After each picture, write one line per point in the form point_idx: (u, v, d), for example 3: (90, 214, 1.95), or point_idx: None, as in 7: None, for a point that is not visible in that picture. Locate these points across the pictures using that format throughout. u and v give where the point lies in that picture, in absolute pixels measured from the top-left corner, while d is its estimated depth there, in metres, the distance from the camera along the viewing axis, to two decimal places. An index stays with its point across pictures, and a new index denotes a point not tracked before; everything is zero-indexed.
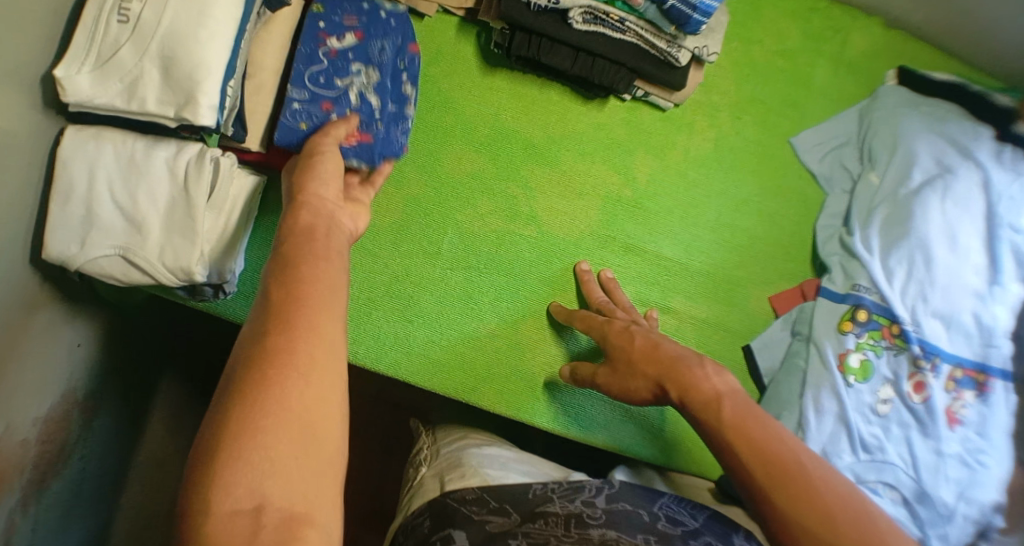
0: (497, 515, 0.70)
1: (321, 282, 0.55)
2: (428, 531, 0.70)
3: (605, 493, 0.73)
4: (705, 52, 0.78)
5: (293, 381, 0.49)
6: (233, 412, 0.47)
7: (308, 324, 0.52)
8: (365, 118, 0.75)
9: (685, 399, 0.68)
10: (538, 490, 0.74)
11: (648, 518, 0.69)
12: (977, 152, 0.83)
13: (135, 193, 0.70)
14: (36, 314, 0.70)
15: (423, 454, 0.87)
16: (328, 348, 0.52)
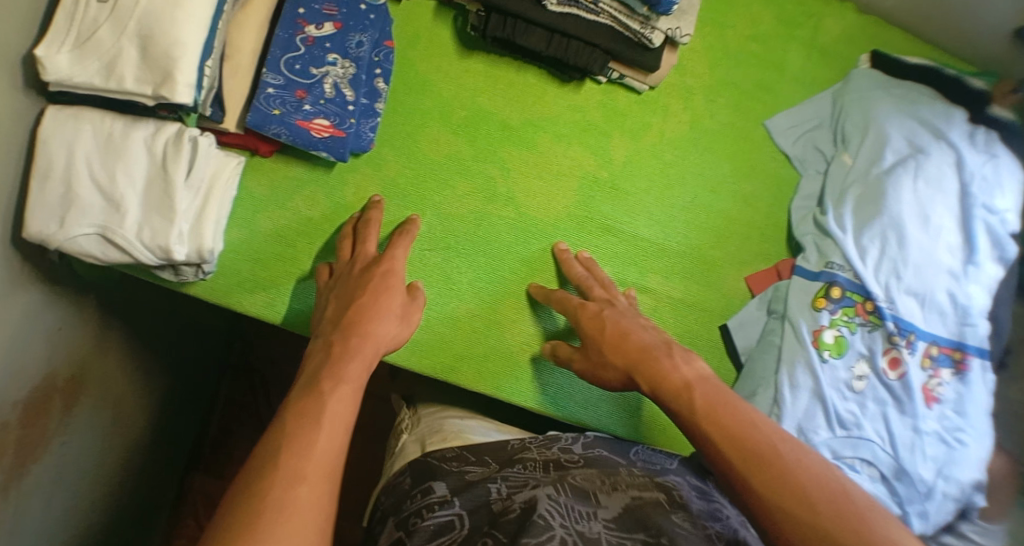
0: (476, 466, 0.71)
1: (342, 404, 0.62)
2: (409, 487, 0.69)
3: (582, 442, 0.75)
4: (677, 34, 0.79)
5: (300, 484, 0.55)
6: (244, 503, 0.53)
7: (319, 426, 0.59)
8: (337, 111, 0.77)
9: (657, 391, 0.67)
10: (515, 444, 0.75)
11: (625, 465, 0.71)
12: (948, 133, 0.84)
13: (113, 173, 0.75)
14: (14, 295, 0.80)
15: (404, 422, 0.85)
16: (330, 467, 0.57)
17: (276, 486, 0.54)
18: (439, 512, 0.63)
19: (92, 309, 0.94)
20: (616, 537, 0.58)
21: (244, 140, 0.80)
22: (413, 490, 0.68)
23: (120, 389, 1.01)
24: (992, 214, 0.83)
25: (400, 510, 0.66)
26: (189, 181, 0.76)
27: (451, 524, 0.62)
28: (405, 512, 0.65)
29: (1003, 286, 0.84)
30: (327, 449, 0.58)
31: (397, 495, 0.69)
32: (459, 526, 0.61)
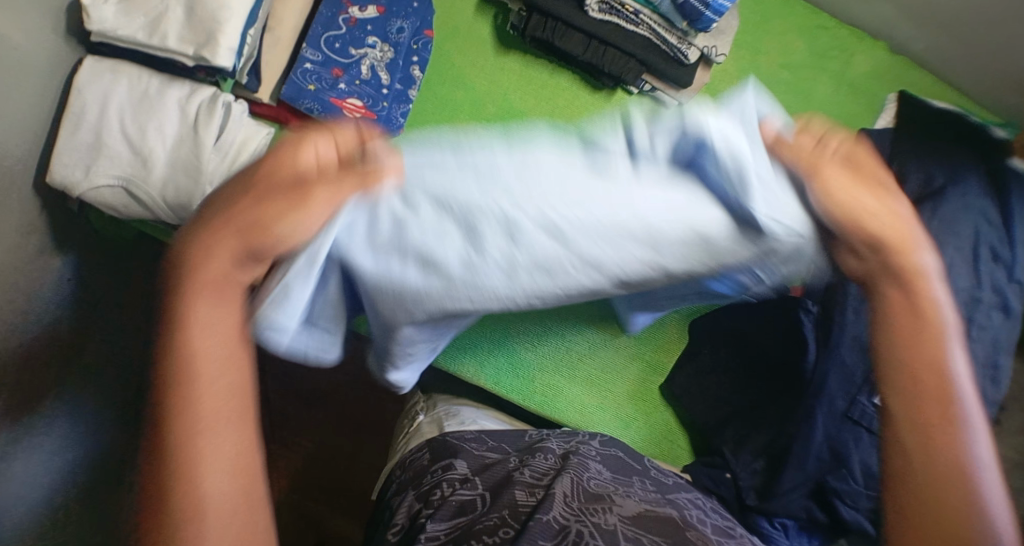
0: (495, 452, 0.74)
1: (217, 333, 0.47)
2: (428, 461, 0.74)
3: (599, 439, 0.79)
4: (713, 53, 0.81)
5: (206, 418, 0.46)
6: (155, 469, 0.45)
7: (202, 363, 0.46)
8: (371, 93, 0.79)
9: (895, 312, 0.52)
10: (532, 435, 0.80)
11: (639, 467, 0.74)
12: (966, 178, 0.85)
13: (144, 129, 0.76)
14: (31, 238, 0.81)
15: (420, 405, 0.92)
16: (236, 412, 0.47)
17: (193, 450, 0.45)
18: (461, 490, 0.66)
19: (104, 263, 0.94)
20: (632, 531, 0.59)
21: (275, 112, 0.81)
22: (433, 466, 0.72)
23: (118, 350, 1.01)
24: (998, 264, 0.84)
25: (421, 485, 0.70)
26: (218, 145, 0.76)
27: (473, 503, 0.64)
28: (425, 486, 0.69)
29: (1008, 339, 0.84)
30: (224, 388, 0.47)
31: (417, 469, 0.74)
32: (478, 506, 0.63)
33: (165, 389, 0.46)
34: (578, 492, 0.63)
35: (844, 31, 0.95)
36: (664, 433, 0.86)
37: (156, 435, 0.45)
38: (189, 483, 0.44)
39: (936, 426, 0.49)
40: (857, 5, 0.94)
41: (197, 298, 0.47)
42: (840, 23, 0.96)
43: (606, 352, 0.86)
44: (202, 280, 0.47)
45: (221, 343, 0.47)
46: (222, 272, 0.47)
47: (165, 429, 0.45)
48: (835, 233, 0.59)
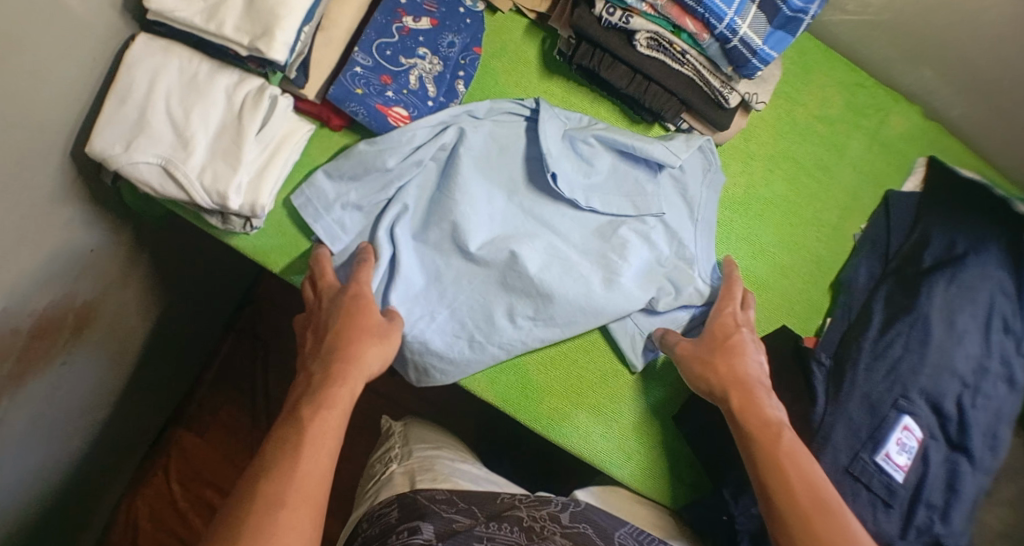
0: (462, 515, 0.75)
1: (326, 432, 0.66)
2: (395, 519, 0.75)
3: (569, 510, 0.79)
4: (754, 100, 0.82)
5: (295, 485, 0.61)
6: (246, 515, 0.58)
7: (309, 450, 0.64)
8: (417, 103, 0.80)
9: (744, 414, 0.74)
10: (505, 500, 0.81)
11: (605, 545, 0.74)
12: (987, 249, 0.86)
13: (188, 111, 0.77)
14: (62, 204, 0.82)
15: (395, 451, 0.95)
16: (314, 490, 0.62)
17: (276, 518, 0.59)
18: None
19: (128, 236, 0.95)
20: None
21: (318, 109, 0.83)
22: (398, 526, 0.72)
23: (129, 324, 1.02)
24: (1008, 335, 0.86)
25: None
26: (259, 137, 0.78)
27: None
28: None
29: (1011, 410, 0.85)
30: (318, 471, 0.63)
31: (383, 527, 0.75)
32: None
33: (275, 464, 0.63)
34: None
35: (882, 91, 0.96)
36: (664, 470, 0.86)
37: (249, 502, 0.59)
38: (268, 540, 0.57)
39: (820, 516, 0.66)
40: (898, 66, 0.96)
41: (320, 403, 0.68)
42: (879, 82, 0.97)
43: (613, 385, 0.86)
44: (327, 407, 0.68)
45: (324, 437, 0.66)
46: (342, 403, 0.69)
47: (261, 491, 0.60)
48: (737, 340, 0.79)
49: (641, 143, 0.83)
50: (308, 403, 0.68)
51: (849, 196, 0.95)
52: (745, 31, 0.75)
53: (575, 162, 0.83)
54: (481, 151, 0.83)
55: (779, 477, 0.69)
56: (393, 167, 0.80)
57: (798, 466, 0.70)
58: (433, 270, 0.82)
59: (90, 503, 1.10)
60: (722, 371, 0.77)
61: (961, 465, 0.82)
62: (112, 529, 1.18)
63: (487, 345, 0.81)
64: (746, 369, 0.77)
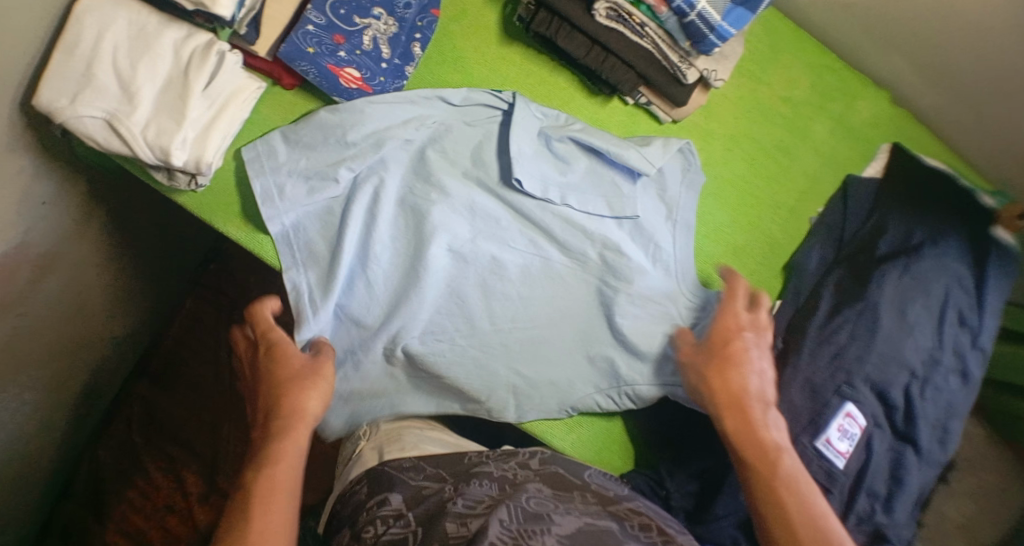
0: (430, 479, 0.76)
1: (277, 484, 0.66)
2: (365, 496, 0.76)
3: (539, 456, 0.81)
4: (713, 77, 0.81)
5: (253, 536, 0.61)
6: None
7: (264, 506, 0.64)
8: (369, 65, 0.79)
9: (750, 432, 0.71)
10: (472, 457, 0.80)
11: (578, 483, 0.76)
12: (945, 239, 0.86)
13: (135, 65, 0.75)
14: (9, 157, 0.80)
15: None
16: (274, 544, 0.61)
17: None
18: (392, 528, 0.68)
19: (82, 190, 0.94)
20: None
21: (269, 67, 0.81)
22: (369, 501, 0.74)
23: (86, 279, 1.01)
24: (963, 328, 0.85)
25: (357, 522, 0.72)
26: (206, 93, 0.76)
27: (404, 541, 0.66)
28: (360, 525, 0.71)
29: (963, 405, 0.85)
30: (273, 524, 0.63)
31: (355, 504, 0.76)
32: (410, 543, 0.66)
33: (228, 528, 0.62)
34: (516, 515, 0.66)
35: (850, 75, 0.95)
36: (607, 441, 0.86)
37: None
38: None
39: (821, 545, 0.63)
40: (866, 50, 0.94)
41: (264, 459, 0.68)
42: (847, 66, 0.96)
43: None
44: (269, 492, 0.65)
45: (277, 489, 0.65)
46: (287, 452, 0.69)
47: None
48: (738, 347, 0.75)
49: (616, 148, 0.81)
50: (248, 490, 0.65)
51: (807, 181, 0.93)
52: (704, 5, 0.73)
53: (548, 162, 0.82)
54: (450, 143, 0.82)
55: (773, 501, 0.66)
56: (353, 146, 0.79)
57: (807, 497, 0.66)
58: (389, 260, 0.81)
59: (52, 453, 1.10)
60: (731, 383, 0.73)
61: (907, 456, 0.82)
62: (75, 478, 1.18)
63: (464, 348, 0.82)
64: (745, 384, 0.73)
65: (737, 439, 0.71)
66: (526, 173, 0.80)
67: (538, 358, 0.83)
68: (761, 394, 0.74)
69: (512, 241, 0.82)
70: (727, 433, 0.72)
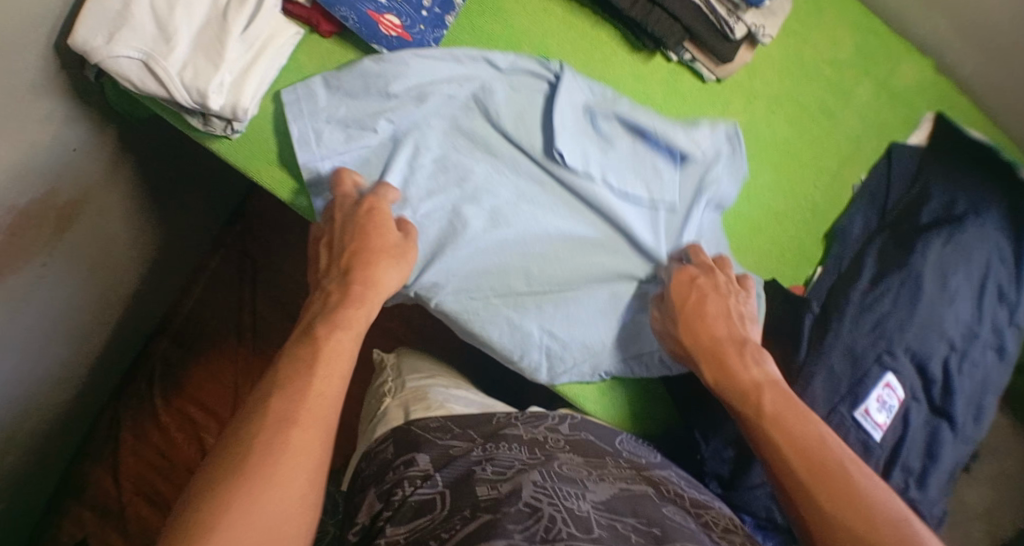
0: (458, 439, 0.74)
1: (341, 349, 0.64)
2: (392, 455, 0.73)
3: (569, 422, 0.80)
4: (761, 32, 0.79)
5: (315, 391, 0.60)
6: (254, 425, 0.56)
7: (324, 368, 0.62)
8: (409, 11, 0.77)
9: (722, 385, 0.73)
10: (500, 419, 0.80)
11: (610, 451, 0.75)
12: (988, 210, 0.84)
13: (172, 5, 0.74)
14: (44, 97, 0.79)
15: (388, 386, 0.92)
16: (326, 413, 0.60)
17: (275, 473, 0.54)
18: (421, 489, 0.65)
19: (111, 138, 0.92)
20: (605, 517, 0.61)
21: (307, 13, 0.79)
22: (396, 461, 0.72)
23: (114, 231, 1.00)
24: (1001, 303, 0.84)
25: (383, 482, 0.70)
26: (243, 36, 0.76)
27: (433, 502, 0.63)
28: (387, 485, 0.69)
29: (997, 381, 0.83)
30: (328, 385, 0.61)
31: (380, 463, 0.74)
32: (438, 506, 0.63)
33: (285, 373, 0.61)
34: (549, 477, 0.64)
35: (896, 40, 0.93)
36: (638, 403, 0.86)
37: (239, 461, 0.54)
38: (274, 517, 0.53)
39: (822, 467, 0.63)
40: (913, 16, 0.92)
41: (325, 322, 0.66)
42: (893, 32, 0.94)
43: None
44: (325, 365, 0.62)
45: (339, 353, 0.64)
46: (355, 322, 0.67)
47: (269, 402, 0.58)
48: (699, 307, 0.76)
49: (664, 128, 0.80)
50: (312, 343, 0.64)
51: (850, 146, 0.92)
52: None
53: (589, 140, 0.80)
54: (494, 106, 0.79)
55: (769, 443, 0.66)
56: (393, 97, 0.77)
57: (797, 425, 0.66)
58: (424, 214, 0.78)
59: (70, 410, 1.08)
60: (702, 337, 0.75)
61: (943, 430, 0.81)
62: (93, 438, 1.16)
63: (498, 309, 0.80)
64: (715, 333, 0.75)
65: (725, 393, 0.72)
66: (568, 145, 0.78)
67: (573, 323, 0.81)
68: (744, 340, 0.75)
69: (548, 210, 0.81)
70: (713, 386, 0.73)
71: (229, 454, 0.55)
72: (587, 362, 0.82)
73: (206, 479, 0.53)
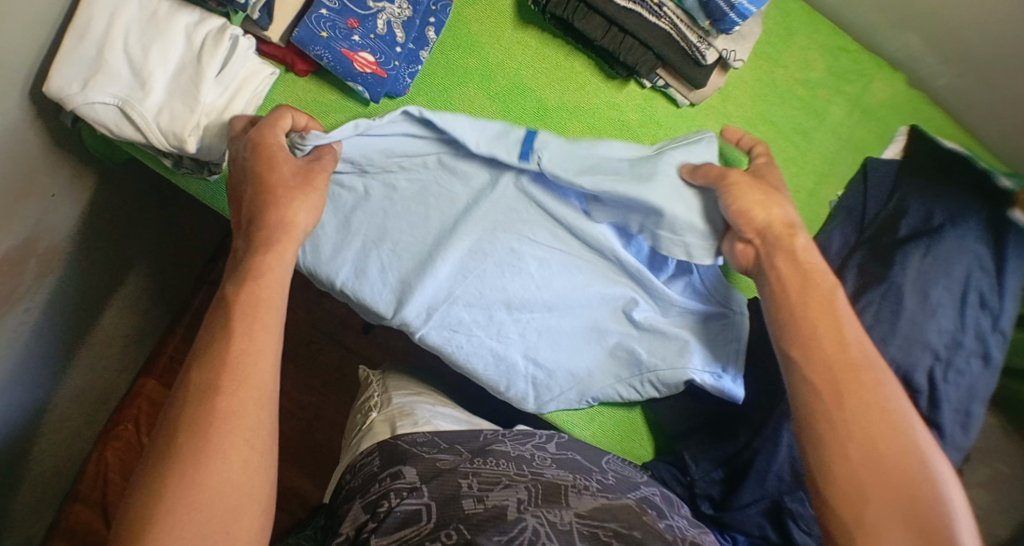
0: (447, 454, 0.73)
1: (265, 297, 0.61)
2: (378, 467, 0.72)
3: (556, 441, 0.79)
4: (733, 56, 0.80)
5: (244, 356, 0.58)
6: (189, 412, 0.55)
7: (246, 330, 0.59)
8: (383, 49, 0.78)
9: (800, 295, 0.66)
10: (487, 435, 0.79)
11: (595, 469, 0.74)
12: (965, 220, 0.84)
13: (147, 50, 0.74)
14: (21, 146, 0.79)
15: (374, 401, 0.90)
16: (260, 376, 0.58)
17: (217, 458, 0.54)
18: (407, 499, 0.64)
19: (90, 182, 0.93)
20: (587, 528, 0.61)
21: (283, 53, 0.80)
22: (382, 473, 0.70)
23: (96, 273, 1.00)
24: (983, 311, 0.83)
25: (367, 494, 0.68)
26: (219, 78, 0.75)
27: (419, 514, 0.63)
28: (372, 495, 0.67)
29: (984, 389, 0.83)
30: (257, 346, 0.59)
31: (366, 475, 0.72)
32: (425, 518, 0.62)
33: (210, 345, 0.58)
34: (534, 493, 0.65)
35: (868, 56, 0.94)
36: (629, 430, 0.86)
37: (179, 452, 0.53)
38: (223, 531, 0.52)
39: (870, 416, 0.60)
40: (885, 32, 0.93)
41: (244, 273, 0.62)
42: (863, 48, 0.95)
43: None
44: (250, 324, 0.59)
45: (263, 304, 0.60)
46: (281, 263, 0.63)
47: (201, 386, 0.56)
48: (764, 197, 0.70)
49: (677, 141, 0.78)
50: (235, 301, 0.60)
51: (826, 163, 0.93)
52: None
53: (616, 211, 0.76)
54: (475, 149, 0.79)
55: (843, 379, 0.62)
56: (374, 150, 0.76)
57: (864, 375, 0.62)
58: (404, 251, 0.79)
59: (61, 452, 1.07)
60: (771, 217, 0.69)
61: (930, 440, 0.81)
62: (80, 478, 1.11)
63: (481, 340, 0.80)
64: (781, 212, 0.70)
65: (788, 284, 0.67)
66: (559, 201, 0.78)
67: (558, 350, 0.82)
68: (795, 224, 0.70)
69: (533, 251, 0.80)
70: (783, 275, 0.67)
71: (173, 447, 0.54)
72: (575, 390, 0.83)
73: (151, 476, 0.53)
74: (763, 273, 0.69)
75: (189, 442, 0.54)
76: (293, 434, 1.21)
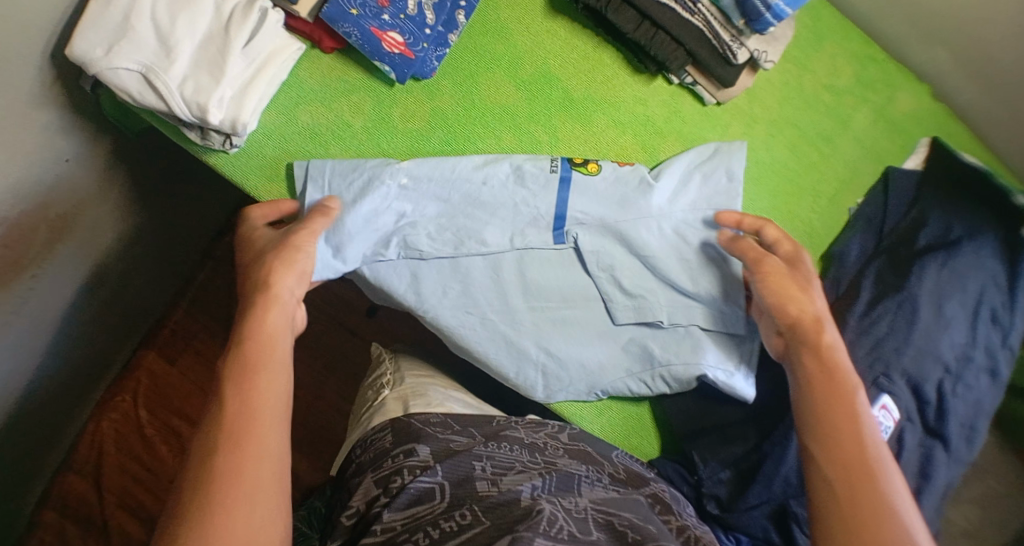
0: (460, 436, 0.72)
1: (273, 329, 0.64)
2: (390, 444, 0.71)
3: (567, 432, 0.79)
4: (763, 58, 0.80)
5: (260, 380, 0.60)
6: (210, 436, 0.56)
7: (259, 357, 0.61)
8: (413, 29, 0.77)
9: (818, 378, 0.67)
10: (500, 422, 0.78)
11: (607, 463, 0.74)
12: (982, 235, 0.85)
13: (174, 18, 0.73)
14: (39, 109, 0.78)
15: (386, 378, 0.89)
16: (273, 397, 0.60)
17: (242, 475, 0.54)
18: (421, 477, 0.64)
19: (105, 149, 0.91)
20: (602, 515, 0.61)
21: (310, 29, 0.79)
22: (395, 450, 0.69)
23: (104, 242, 0.98)
24: (994, 326, 0.84)
25: (380, 468, 0.68)
26: (245, 50, 0.75)
27: (432, 494, 0.62)
28: (385, 471, 0.67)
29: (990, 404, 0.83)
30: (271, 370, 0.61)
31: (378, 451, 0.72)
32: (438, 497, 0.62)
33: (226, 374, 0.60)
34: (549, 480, 0.65)
35: (894, 66, 0.94)
36: (637, 426, 0.86)
37: (203, 475, 0.53)
38: (241, 486, 0.53)
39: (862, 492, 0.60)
40: (912, 42, 0.93)
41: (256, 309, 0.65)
42: (890, 58, 0.95)
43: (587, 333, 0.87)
44: (263, 351, 0.62)
45: (272, 335, 0.64)
46: (286, 296, 0.67)
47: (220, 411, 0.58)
48: (790, 292, 0.72)
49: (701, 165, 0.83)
50: (245, 334, 0.63)
51: (848, 171, 0.92)
52: None
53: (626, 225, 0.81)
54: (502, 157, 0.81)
55: (839, 458, 0.62)
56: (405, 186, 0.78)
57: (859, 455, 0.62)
58: (413, 247, 0.79)
59: (59, 420, 1.06)
60: (796, 307, 0.71)
61: (937, 452, 0.81)
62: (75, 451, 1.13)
63: (496, 325, 0.80)
64: (806, 305, 0.71)
65: (812, 375, 0.68)
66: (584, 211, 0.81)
67: (572, 342, 0.81)
68: (822, 315, 0.71)
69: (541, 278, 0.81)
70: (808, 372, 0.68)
71: (197, 471, 0.54)
72: (585, 382, 0.81)
73: (177, 502, 0.52)
74: (791, 363, 0.70)
75: (208, 453, 0.55)
76: (292, 415, 1.21)
